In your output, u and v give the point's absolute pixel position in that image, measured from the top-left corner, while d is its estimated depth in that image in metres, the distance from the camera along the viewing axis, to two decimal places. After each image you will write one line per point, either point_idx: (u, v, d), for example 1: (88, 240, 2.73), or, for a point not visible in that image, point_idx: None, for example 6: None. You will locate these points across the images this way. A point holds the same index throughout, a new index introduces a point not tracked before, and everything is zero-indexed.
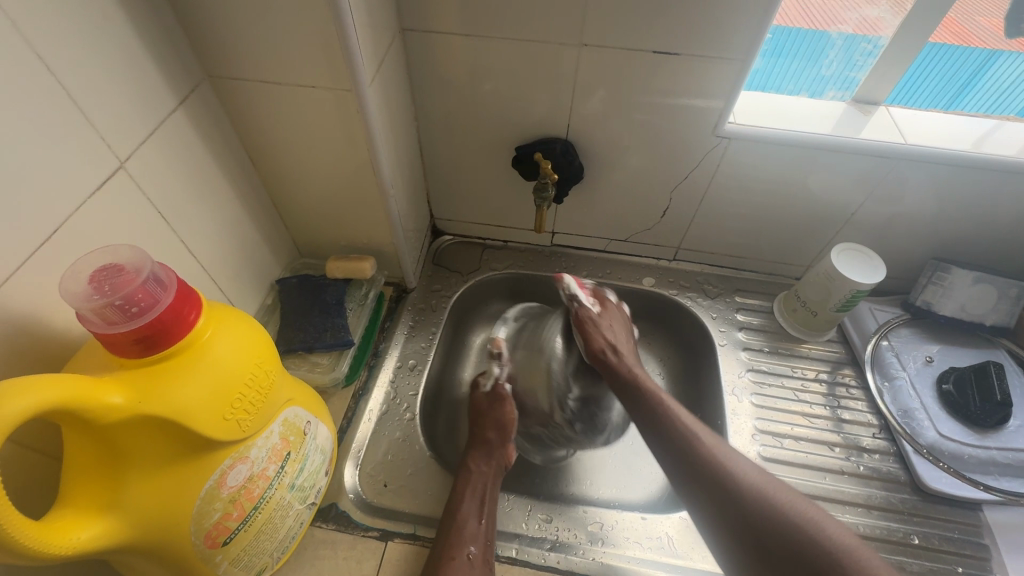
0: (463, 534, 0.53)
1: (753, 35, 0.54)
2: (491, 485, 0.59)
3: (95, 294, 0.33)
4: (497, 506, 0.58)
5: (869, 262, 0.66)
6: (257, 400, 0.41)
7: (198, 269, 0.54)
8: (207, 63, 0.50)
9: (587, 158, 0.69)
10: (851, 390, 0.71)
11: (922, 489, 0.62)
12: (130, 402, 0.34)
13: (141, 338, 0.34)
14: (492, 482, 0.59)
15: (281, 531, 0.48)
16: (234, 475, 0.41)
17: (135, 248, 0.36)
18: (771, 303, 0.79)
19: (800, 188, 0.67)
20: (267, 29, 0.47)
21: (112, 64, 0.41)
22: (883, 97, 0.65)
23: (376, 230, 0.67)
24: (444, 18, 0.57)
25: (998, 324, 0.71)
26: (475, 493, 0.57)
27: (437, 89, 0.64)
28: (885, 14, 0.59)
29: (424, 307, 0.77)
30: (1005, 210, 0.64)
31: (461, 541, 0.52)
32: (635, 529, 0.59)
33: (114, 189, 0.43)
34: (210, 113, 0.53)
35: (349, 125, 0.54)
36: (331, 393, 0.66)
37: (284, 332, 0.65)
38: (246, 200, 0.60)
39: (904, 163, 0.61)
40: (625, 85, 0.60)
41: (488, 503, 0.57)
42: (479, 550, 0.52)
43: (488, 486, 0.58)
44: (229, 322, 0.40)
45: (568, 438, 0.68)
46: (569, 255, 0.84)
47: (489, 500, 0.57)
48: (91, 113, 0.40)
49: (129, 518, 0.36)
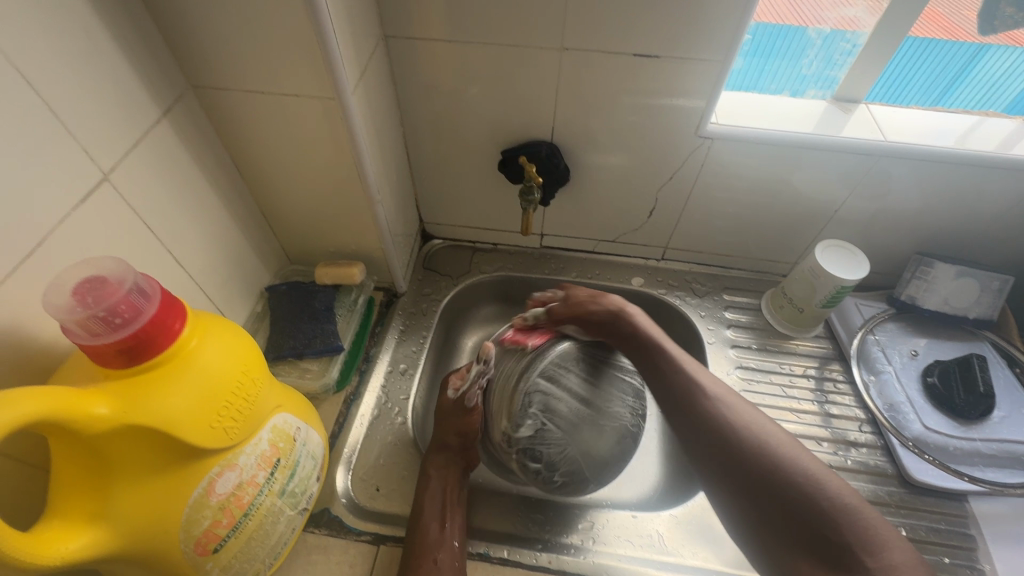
0: (428, 541, 0.53)
1: (731, 37, 0.54)
2: (452, 489, 0.58)
3: (79, 305, 0.34)
4: (460, 506, 0.58)
5: (853, 257, 0.66)
6: (244, 407, 0.42)
7: (186, 277, 0.55)
8: (192, 74, 0.51)
9: (572, 160, 0.70)
10: (838, 385, 0.72)
11: (909, 481, 0.63)
12: (116, 412, 0.34)
13: (126, 349, 0.35)
14: (453, 484, 0.59)
15: (272, 537, 0.49)
16: (223, 482, 0.41)
17: (118, 260, 0.37)
18: (759, 300, 0.80)
19: (785, 186, 0.68)
20: (250, 41, 0.47)
21: (97, 79, 0.42)
22: (863, 95, 0.66)
23: (364, 235, 0.68)
24: (424, 22, 0.57)
25: (982, 316, 0.72)
26: (437, 500, 0.57)
27: (423, 95, 0.65)
28: (861, 14, 0.60)
29: (414, 311, 0.77)
30: (985, 203, 0.65)
31: (426, 550, 0.52)
32: (626, 527, 0.59)
33: (98, 200, 0.43)
34: (194, 122, 0.53)
35: (333, 131, 0.54)
36: (322, 398, 0.66)
37: (273, 339, 0.66)
38: (232, 207, 0.61)
39: (886, 160, 0.62)
40: (609, 87, 0.60)
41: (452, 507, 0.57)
42: (445, 554, 0.53)
43: (451, 492, 0.58)
44: (215, 331, 0.40)
45: (605, 472, 0.59)
46: (558, 256, 0.84)
47: (456, 505, 0.57)
48: (74, 126, 0.40)
49: (119, 528, 0.36)
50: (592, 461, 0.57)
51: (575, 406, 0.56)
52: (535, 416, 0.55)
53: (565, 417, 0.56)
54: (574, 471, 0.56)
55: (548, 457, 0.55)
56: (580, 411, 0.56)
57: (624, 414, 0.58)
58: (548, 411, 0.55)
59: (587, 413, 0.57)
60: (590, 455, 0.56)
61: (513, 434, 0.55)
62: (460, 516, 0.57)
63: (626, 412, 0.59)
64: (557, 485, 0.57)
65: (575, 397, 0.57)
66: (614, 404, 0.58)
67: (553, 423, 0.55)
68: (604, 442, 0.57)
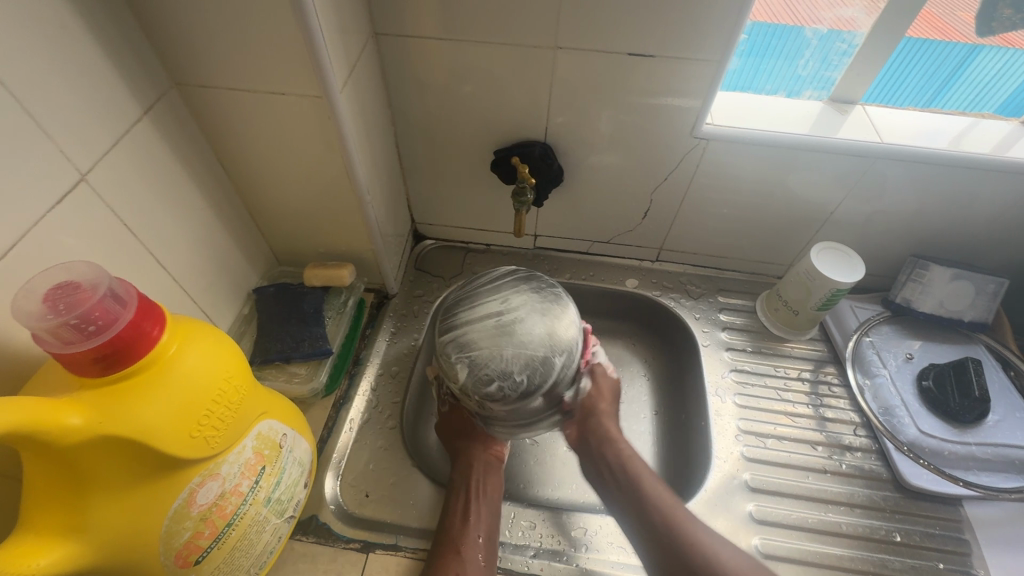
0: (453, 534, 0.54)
1: (726, 38, 0.53)
2: (483, 482, 0.59)
3: (50, 312, 0.32)
4: (492, 498, 0.58)
5: (848, 260, 0.66)
6: (227, 415, 0.40)
7: (169, 280, 0.53)
8: (174, 71, 0.49)
9: (566, 160, 0.69)
10: (833, 388, 0.71)
11: (904, 486, 0.63)
12: (89, 423, 0.33)
13: (101, 357, 0.33)
14: (486, 478, 0.59)
15: (258, 547, 0.47)
16: (204, 493, 0.40)
17: (93, 264, 0.36)
18: (753, 302, 0.79)
19: (780, 188, 0.68)
20: (235, 37, 0.46)
21: (74, 76, 0.40)
22: (859, 95, 0.65)
23: (354, 236, 0.67)
24: (414, 20, 0.56)
25: (976, 320, 0.71)
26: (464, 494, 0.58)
27: (414, 94, 0.64)
28: (859, 14, 0.59)
29: (405, 313, 0.76)
30: (981, 205, 0.65)
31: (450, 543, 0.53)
32: (619, 534, 0.58)
33: (75, 201, 0.42)
34: (178, 121, 0.52)
35: (321, 130, 0.53)
36: (311, 402, 0.65)
37: (260, 343, 0.64)
38: (218, 208, 0.59)
39: (882, 162, 0.62)
40: (604, 87, 0.60)
41: (479, 500, 0.57)
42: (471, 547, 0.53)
43: (480, 485, 0.59)
44: (196, 336, 0.39)
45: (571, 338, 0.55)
46: (552, 258, 0.83)
47: (484, 498, 0.58)
48: (50, 125, 0.39)
49: (94, 541, 0.35)
50: (551, 345, 0.54)
51: (480, 321, 0.54)
52: (460, 360, 0.53)
53: (477, 338, 0.53)
54: (538, 356, 0.53)
55: (500, 370, 0.52)
56: (487, 318, 0.55)
57: (531, 297, 0.56)
58: (463, 347, 0.54)
59: (494, 317, 0.55)
60: (534, 340, 0.53)
61: (468, 388, 0.54)
62: (494, 506, 0.58)
63: (531, 296, 0.57)
64: (548, 371, 0.54)
65: (475, 318, 0.55)
66: (518, 298, 0.56)
67: (474, 345, 0.53)
68: (537, 321, 0.54)
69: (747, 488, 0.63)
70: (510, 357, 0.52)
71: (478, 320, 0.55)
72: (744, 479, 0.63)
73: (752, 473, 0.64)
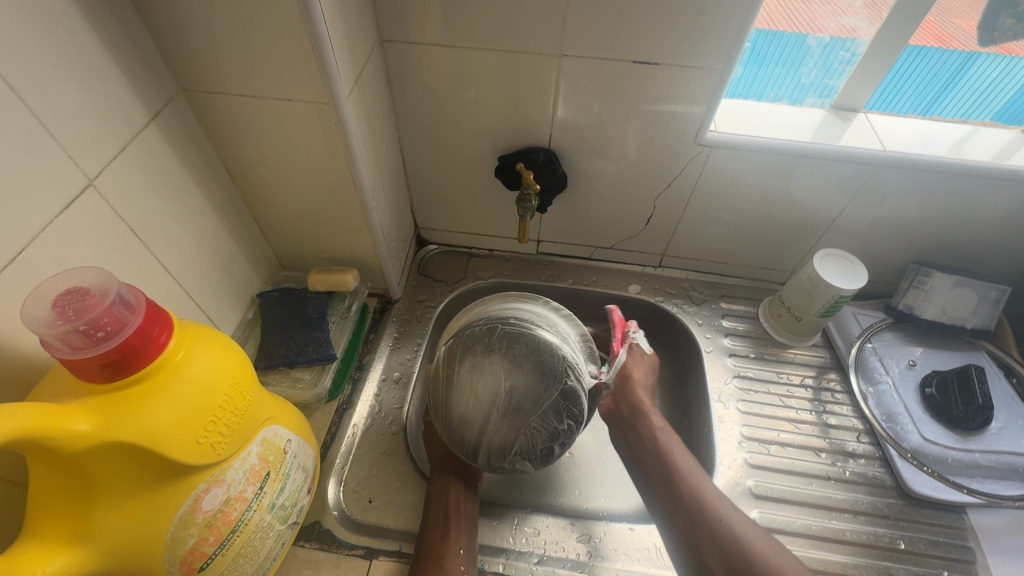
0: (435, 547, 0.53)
1: (731, 46, 0.54)
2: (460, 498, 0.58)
3: (59, 318, 0.32)
4: (469, 513, 0.57)
5: (851, 267, 0.66)
6: (232, 421, 0.40)
7: (175, 285, 0.53)
8: (182, 77, 0.50)
9: (570, 167, 0.69)
10: (836, 395, 0.71)
11: (907, 493, 0.63)
12: (97, 429, 0.33)
13: (109, 363, 0.33)
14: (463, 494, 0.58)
15: (261, 553, 0.47)
16: (209, 499, 0.40)
17: (102, 270, 0.36)
18: (756, 309, 0.80)
19: (783, 194, 0.68)
20: (243, 43, 0.46)
21: (84, 82, 0.41)
22: (861, 103, 0.66)
23: (358, 242, 0.67)
24: (420, 27, 0.56)
25: (978, 327, 0.71)
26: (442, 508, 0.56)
27: (419, 100, 0.64)
28: (861, 23, 0.59)
29: (408, 318, 0.76)
30: (982, 213, 0.65)
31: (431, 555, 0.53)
32: (623, 540, 0.58)
33: (84, 206, 0.42)
34: (184, 126, 0.52)
35: (327, 136, 0.53)
36: (314, 407, 0.65)
37: (264, 347, 0.64)
38: (223, 213, 0.59)
39: (885, 169, 0.62)
40: (608, 94, 0.60)
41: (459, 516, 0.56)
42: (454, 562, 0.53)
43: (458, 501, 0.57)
44: (204, 342, 0.39)
45: (554, 359, 0.54)
46: (555, 263, 0.84)
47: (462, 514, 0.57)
48: (59, 131, 0.39)
49: (100, 548, 0.35)
50: (548, 385, 0.54)
51: (480, 425, 0.54)
52: (513, 459, 0.56)
53: (489, 431, 0.54)
54: (555, 399, 0.54)
55: (548, 435, 0.56)
56: (488, 415, 0.54)
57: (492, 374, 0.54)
58: (483, 442, 0.55)
59: (493, 409, 0.54)
60: (535, 395, 0.54)
61: (542, 463, 0.58)
62: (472, 522, 0.57)
63: (495, 368, 0.54)
64: (575, 391, 0.55)
65: (470, 424, 0.54)
66: (484, 383, 0.54)
67: (496, 442, 0.55)
68: (520, 383, 0.54)
69: (750, 495, 0.63)
70: (542, 425, 0.55)
71: (472, 416, 0.54)
72: (747, 486, 0.63)
73: (755, 479, 0.64)
